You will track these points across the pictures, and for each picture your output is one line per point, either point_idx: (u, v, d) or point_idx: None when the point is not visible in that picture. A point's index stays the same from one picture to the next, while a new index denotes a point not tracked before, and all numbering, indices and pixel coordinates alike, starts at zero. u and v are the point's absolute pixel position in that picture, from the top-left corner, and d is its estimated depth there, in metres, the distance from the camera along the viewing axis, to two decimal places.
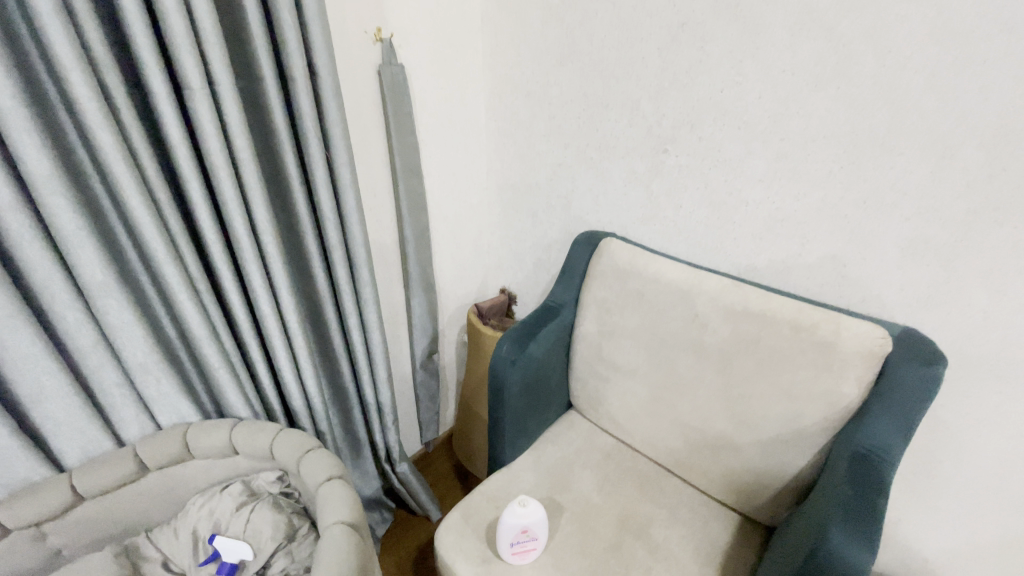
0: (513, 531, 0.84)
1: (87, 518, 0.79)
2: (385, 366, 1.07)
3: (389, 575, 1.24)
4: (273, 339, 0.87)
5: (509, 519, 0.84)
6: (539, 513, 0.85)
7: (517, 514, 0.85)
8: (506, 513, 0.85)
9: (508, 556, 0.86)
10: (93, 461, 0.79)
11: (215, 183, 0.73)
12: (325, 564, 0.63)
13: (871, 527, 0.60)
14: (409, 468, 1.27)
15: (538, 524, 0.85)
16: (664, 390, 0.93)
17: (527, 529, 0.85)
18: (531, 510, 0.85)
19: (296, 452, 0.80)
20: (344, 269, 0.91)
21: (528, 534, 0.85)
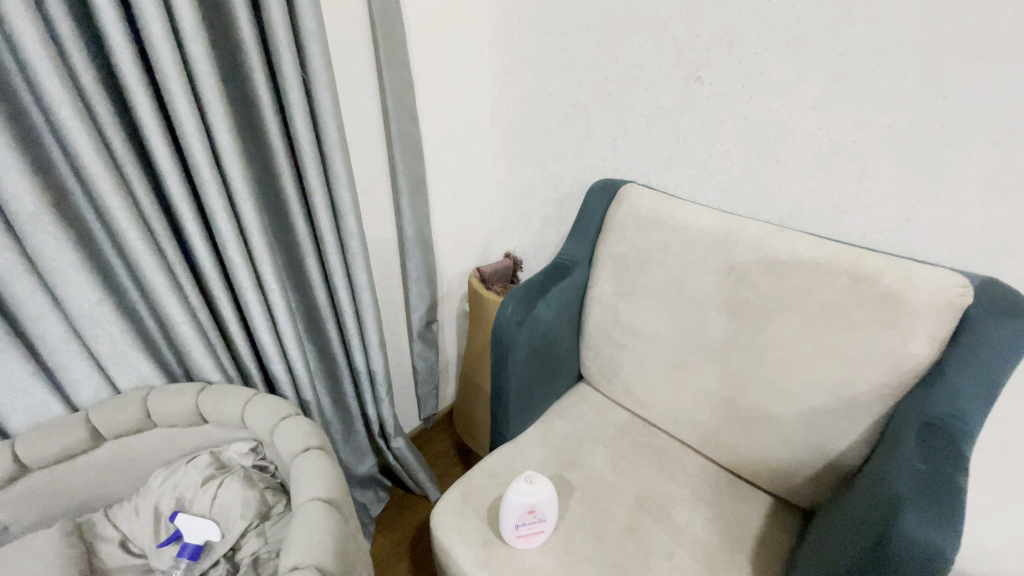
0: (520, 512, 0.74)
1: (33, 491, 0.70)
2: (377, 330, 0.96)
3: (383, 558, 1.16)
4: (245, 293, 0.76)
5: (515, 499, 0.74)
6: (548, 492, 0.75)
7: (524, 493, 0.75)
8: (511, 492, 0.75)
9: (513, 539, 0.77)
10: (41, 427, 0.69)
11: (167, 100, 0.61)
12: (298, 547, 0.53)
13: (953, 509, 0.49)
14: (405, 444, 1.17)
15: (547, 503, 0.75)
16: (689, 356, 0.83)
17: (535, 510, 0.75)
18: (539, 488, 0.75)
19: (271, 419, 0.69)
20: (328, 216, 0.80)
21: (536, 516, 0.76)
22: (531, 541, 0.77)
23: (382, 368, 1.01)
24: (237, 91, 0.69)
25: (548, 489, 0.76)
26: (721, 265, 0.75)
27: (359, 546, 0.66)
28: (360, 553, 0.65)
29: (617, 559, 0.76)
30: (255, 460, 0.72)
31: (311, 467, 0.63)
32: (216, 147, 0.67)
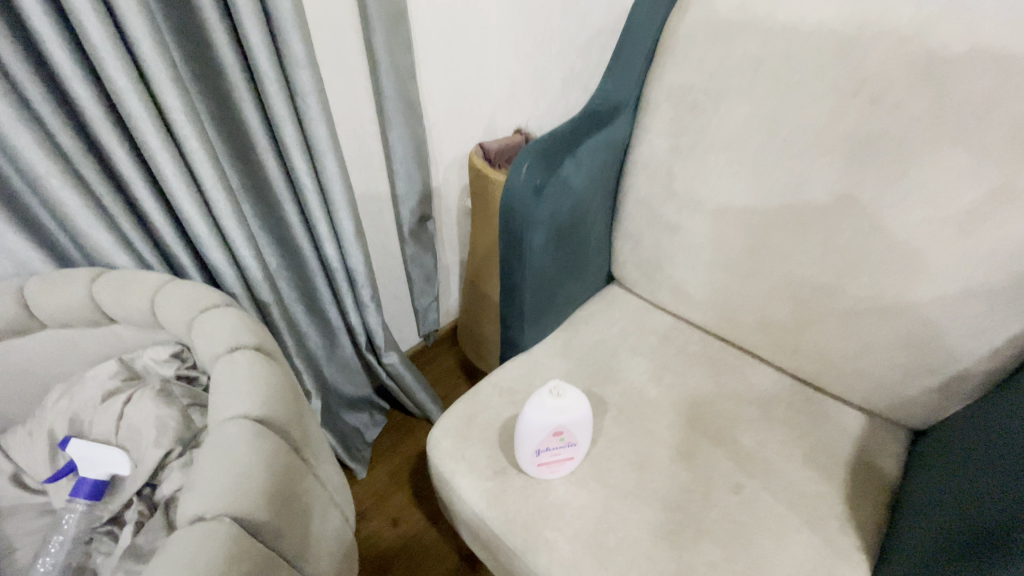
0: (544, 435, 0.56)
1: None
2: (352, 213, 0.74)
3: (381, 487, 1.02)
4: (148, 139, 0.54)
5: (537, 417, 0.55)
6: (581, 407, 0.57)
7: (550, 410, 0.56)
8: (531, 409, 0.56)
9: (532, 468, 0.59)
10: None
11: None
12: (206, 495, 0.35)
13: None
14: (400, 361, 0.97)
15: (579, 423, 0.57)
16: (774, 229, 0.60)
17: (564, 432, 0.56)
18: (569, 404, 0.56)
19: (188, 313, 0.49)
20: (260, 29, 0.55)
21: (564, 440, 0.57)
22: (556, 470, 0.59)
23: (364, 265, 0.79)
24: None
25: (581, 405, 0.57)
26: (848, 81, 0.52)
27: (318, 489, 0.47)
28: (318, 501, 0.46)
29: (669, 494, 0.58)
30: (178, 369, 0.52)
31: (237, 373, 0.42)
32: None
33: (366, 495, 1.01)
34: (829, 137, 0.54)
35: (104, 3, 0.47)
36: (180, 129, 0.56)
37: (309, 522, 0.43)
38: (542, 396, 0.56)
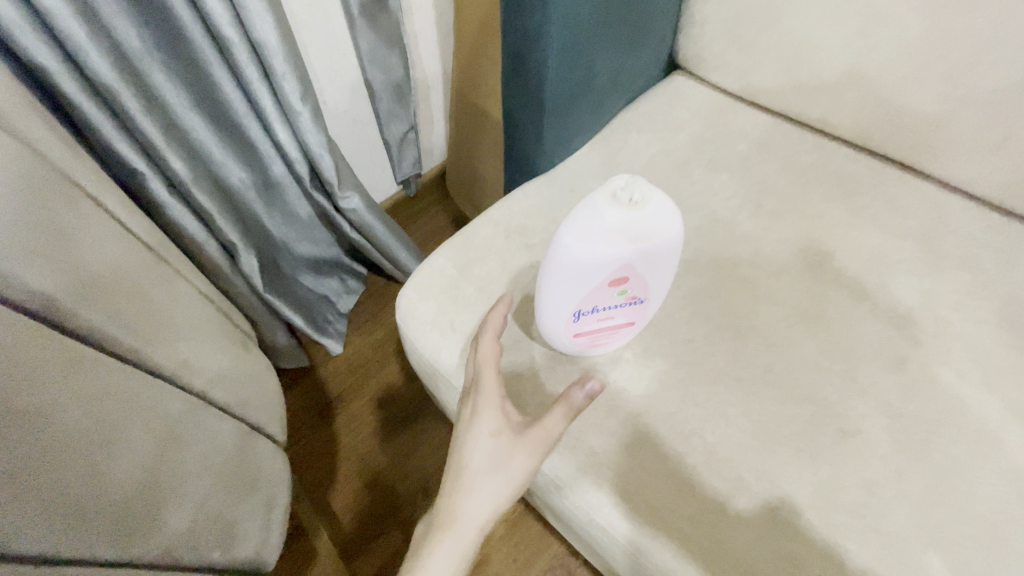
0: (593, 276, 0.30)
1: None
2: None
3: (364, 364, 0.82)
4: None
5: (590, 245, 0.29)
6: (673, 235, 0.29)
7: (618, 235, 0.28)
8: (579, 228, 0.29)
9: (555, 335, 0.35)
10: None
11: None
12: None
13: None
14: (364, 205, 0.69)
15: (661, 262, 0.31)
16: None
17: (629, 275, 0.31)
18: (656, 224, 0.29)
19: None
20: None
21: (624, 289, 0.32)
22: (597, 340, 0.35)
23: (277, 34, 0.48)
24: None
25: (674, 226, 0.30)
26: None
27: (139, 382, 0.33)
28: (139, 404, 0.32)
29: (790, 376, 0.36)
30: None
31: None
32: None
33: (345, 374, 0.81)
34: None
35: None
36: None
37: (112, 445, 0.29)
38: (606, 206, 0.28)
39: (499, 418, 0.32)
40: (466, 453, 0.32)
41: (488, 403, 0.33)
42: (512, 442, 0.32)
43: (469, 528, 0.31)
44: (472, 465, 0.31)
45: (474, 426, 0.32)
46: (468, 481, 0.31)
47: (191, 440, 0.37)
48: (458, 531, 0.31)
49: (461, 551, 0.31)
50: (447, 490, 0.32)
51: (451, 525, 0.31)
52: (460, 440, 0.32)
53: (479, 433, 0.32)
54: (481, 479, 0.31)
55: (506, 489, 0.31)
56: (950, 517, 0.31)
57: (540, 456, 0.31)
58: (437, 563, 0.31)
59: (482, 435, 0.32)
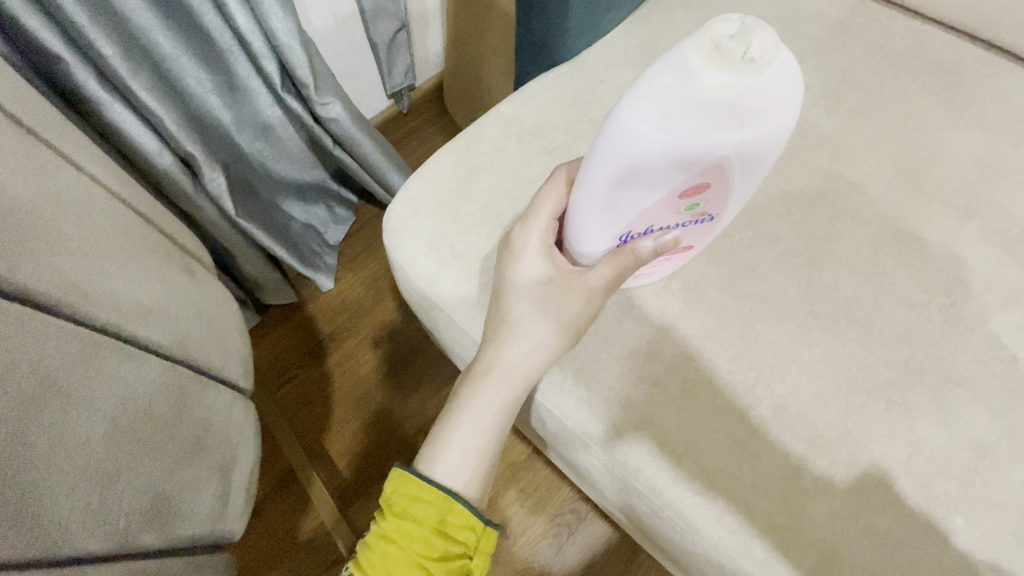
0: (658, 176, 0.22)
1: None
2: None
3: (357, 297, 0.75)
4: None
5: (670, 127, 0.20)
6: (788, 119, 0.21)
7: (709, 115, 0.20)
8: (657, 103, 0.20)
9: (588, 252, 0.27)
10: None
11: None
12: None
13: None
14: (348, 112, 0.59)
15: (758, 162, 0.22)
16: None
17: (713, 178, 0.23)
18: (772, 101, 0.20)
19: None
20: None
21: (692, 197, 0.24)
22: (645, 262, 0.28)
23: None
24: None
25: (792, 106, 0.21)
26: None
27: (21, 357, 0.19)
28: (57, 386, 0.20)
29: (880, 313, 0.29)
30: None
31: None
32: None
33: (336, 307, 0.75)
34: None
35: None
36: None
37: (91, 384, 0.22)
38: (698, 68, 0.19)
39: (548, 256, 0.27)
40: (508, 293, 0.27)
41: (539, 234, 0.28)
42: (562, 281, 0.27)
43: (509, 380, 0.27)
44: (514, 308, 0.27)
45: (519, 261, 0.27)
46: (509, 326, 0.27)
47: (137, 427, 0.24)
48: (498, 379, 0.27)
49: (500, 403, 0.28)
50: (488, 335, 0.28)
51: (491, 373, 0.28)
52: (501, 281, 0.28)
53: (523, 271, 0.27)
54: (524, 322, 0.27)
55: (550, 339, 0.27)
56: None
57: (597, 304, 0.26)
58: (473, 413, 0.28)
59: (527, 272, 0.27)
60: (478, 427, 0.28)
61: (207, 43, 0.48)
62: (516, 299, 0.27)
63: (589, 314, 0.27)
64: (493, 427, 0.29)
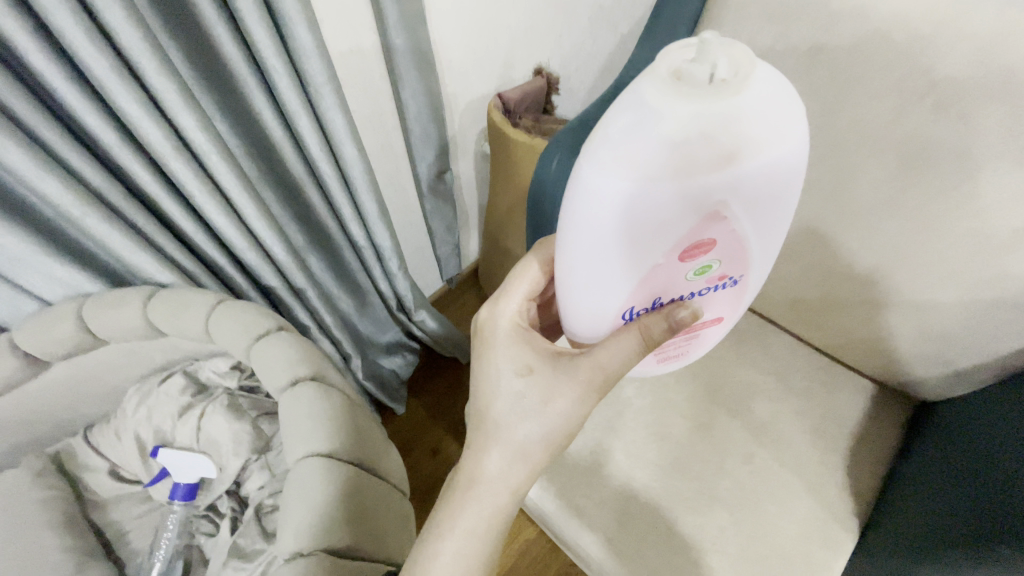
0: (673, 205, 0.34)
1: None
2: (375, 197, 0.73)
3: (421, 420, 1.12)
4: (173, 164, 0.53)
5: (668, 166, 0.33)
6: (751, 156, 0.33)
7: (698, 143, 0.32)
8: (655, 148, 0.33)
9: (614, 308, 0.42)
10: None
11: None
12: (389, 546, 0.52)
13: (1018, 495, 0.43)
14: (430, 315, 1.02)
15: (751, 184, 0.35)
16: (811, 218, 0.62)
17: (711, 205, 0.35)
18: (738, 130, 0.32)
19: (245, 340, 0.53)
20: (262, 28, 0.50)
21: (707, 225, 0.36)
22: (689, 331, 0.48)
23: (325, 74, 0.58)
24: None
25: (785, 129, 0.34)
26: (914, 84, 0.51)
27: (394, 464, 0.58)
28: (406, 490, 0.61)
29: (687, 464, 0.65)
30: (242, 378, 0.56)
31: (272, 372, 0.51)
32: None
33: (407, 427, 1.11)
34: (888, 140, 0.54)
35: (115, 48, 0.46)
36: (199, 148, 0.55)
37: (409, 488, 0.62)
38: (679, 94, 0.32)
39: (524, 347, 0.45)
40: (492, 400, 0.45)
41: (514, 337, 0.46)
42: (540, 377, 0.44)
43: (490, 486, 0.45)
44: (496, 408, 0.45)
45: (499, 368, 0.45)
46: (494, 433, 0.45)
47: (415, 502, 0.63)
48: (481, 492, 0.45)
49: (484, 496, 0.45)
50: (475, 448, 0.45)
51: (475, 487, 0.45)
52: (486, 413, 0.45)
53: (504, 376, 0.45)
54: (506, 431, 0.44)
55: (530, 427, 0.44)
56: (764, 547, 0.59)
57: (572, 393, 0.42)
58: (461, 524, 0.45)
59: (508, 375, 0.45)
60: (467, 516, 0.45)
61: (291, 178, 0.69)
62: (497, 400, 0.45)
63: (570, 411, 0.43)
64: (485, 511, 0.45)
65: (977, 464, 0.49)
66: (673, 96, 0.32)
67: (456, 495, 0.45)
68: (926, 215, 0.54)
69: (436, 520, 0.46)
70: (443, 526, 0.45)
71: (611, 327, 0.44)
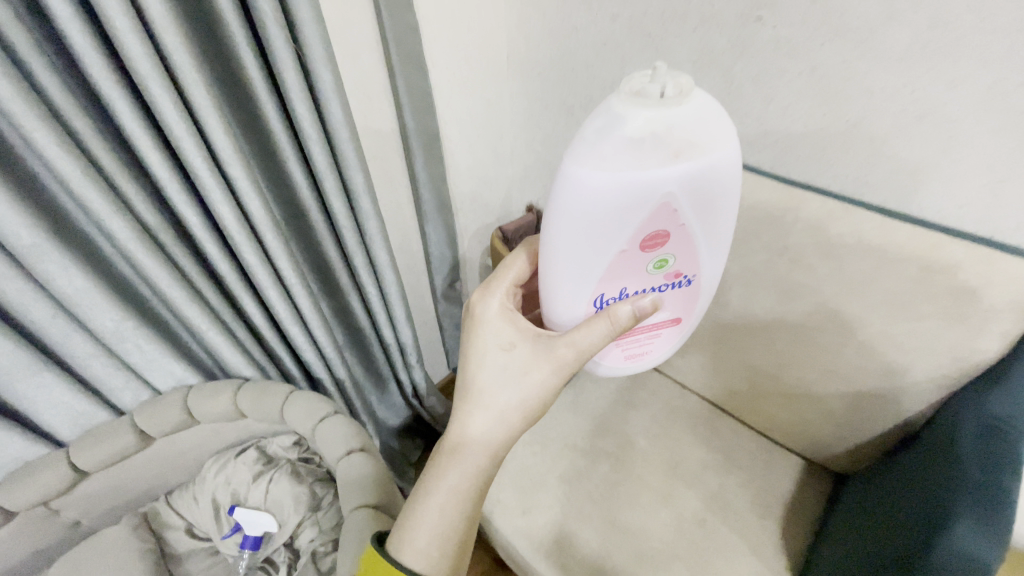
0: (636, 194, 0.48)
1: (83, 495, 0.72)
2: (402, 306, 0.96)
3: None
4: (267, 292, 0.75)
5: (632, 165, 0.46)
6: (693, 159, 0.47)
7: (654, 147, 0.46)
8: (622, 151, 0.46)
9: (592, 287, 0.55)
10: (36, 462, 0.68)
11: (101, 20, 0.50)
12: None
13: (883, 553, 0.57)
14: (438, 401, 1.21)
15: (694, 181, 0.48)
16: (728, 333, 0.80)
17: (664, 198, 0.48)
18: (682, 142, 0.46)
19: (309, 421, 0.71)
20: (340, 201, 0.76)
21: (659, 217, 0.50)
22: (651, 326, 0.60)
23: (352, 149, 0.73)
24: (215, 43, 0.60)
25: (718, 142, 0.47)
26: (775, 248, 0.68)
27: None
28: None
29: (651, 527, 0.80)
30: (300, 453, 0.74)
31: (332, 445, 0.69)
32: (191, 108, 0.59)
33: None
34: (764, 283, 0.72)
35: (248, 219, 0.70)
36: (286, 277, 0.77)
37: None
38: (642, 109, 0.45)
39: (510, 322, 0.57)
40: (481, 370, 0.56)
41: (502, 319, 0.57)
42: (523, 350, 0.56)
43: (475, 443, 0.55)
44: (483, 378, 0.56)
45: (487, 346, 0.57)
46: (481, 396, 0.55)
47: None
48: (466, 451, 0.54)
49: (469, 454, 0.54)
50: (465, 413, 0.56)
51: (463, 445, 0.55)
52: (476, 379, 0.56)
53: (491, 351, 0.56)
54: (491, 394, 0.55)
55: (510, 393, 0.55)
56: None
57: (547, 365, 0.54)
58: (448, 482, 0.54)
59: (495, 351, 0.56)
60: (453, 471, 0.54)
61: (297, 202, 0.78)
62: (484, 372, 0.56)
63: (546, 379, 0.55)
64: (470, 468, 0.54)
65: (867, 537, 0.63)
66: (637, 106, 0.45)
67: (446, 455, 0.55)
68: (806, 337, 0.71)
69: (425, 477, 0.55)
70: (432, 482, 0.54)
71: (587, 308, 0.56)
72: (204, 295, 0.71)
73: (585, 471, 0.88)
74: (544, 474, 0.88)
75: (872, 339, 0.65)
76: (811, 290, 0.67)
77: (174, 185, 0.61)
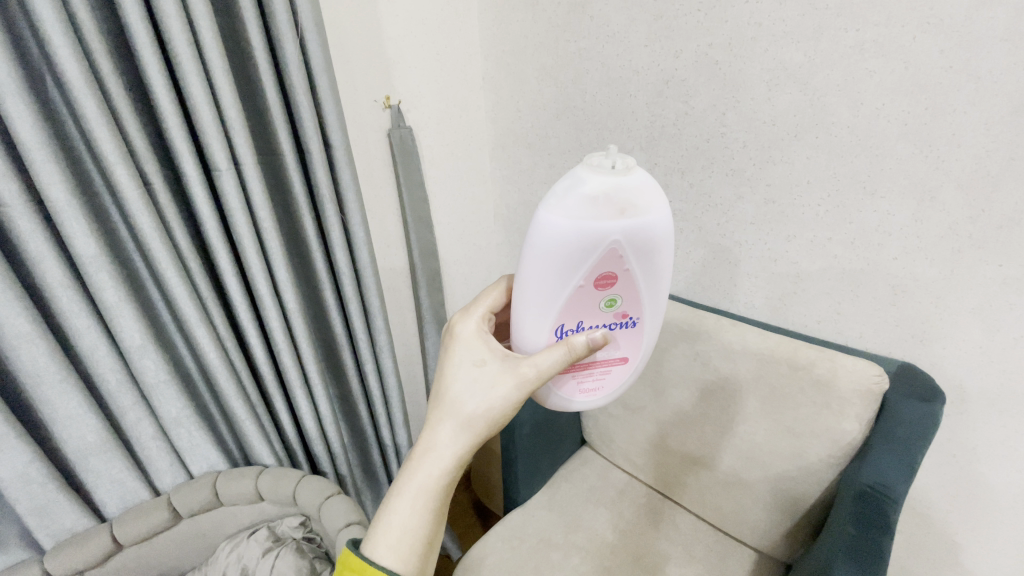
0: (590, 241, 0.53)
1: (114, 565, 0.85)
2: (401, 409, 1.13)
3: None
4: (294, 389, 0.94)
5: (586, 215, 0.52)
6: (638, 215, 0.52)
7: (605, 201, 0.52)
8: (578, 202, 0.52)
9: (550, 323, 0.58)
10: (86, 532, 0.81)
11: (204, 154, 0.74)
12: None
13: None
14: None
15: (640, 236, 0.53)
16: (671, 425, 0.97)
17: (613, 247, 0.53)
18: (630, 199, 0.52)
19: (318, 498, 0.85)
20: (360, 319, 0.99)
21: (610, 260, 0.54)
22: (602, 361, 0.62)
23: (368, 261, 0.95)
24: (287, 212, 0.90)
25: (660, 206, 0.53)
26: (689, 354, 0.91)
27: None
28: None
29: None
30: (304, 533, 0.89)
31: (337, 515, 0.82)
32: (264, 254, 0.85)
33: None
34: (687, 380, 0.92)
35: (290, 330, 0.92)
36: (310, 377, 0.97)
37: None
38: (594, 173, 0.52)
39: (484, 341, 0.61)
40: (451, 382, 0.58)
41: (475, 336, 0.61)
42: (488, 367, 0.58)
43: (440, 454, 0.57)
44: (454, 389, 0.58)
45: (461, 359, 0.59)
46: (447, 405, 0.58)
47: None
48: (433, 456, 0.57)
49: (434, 460, 0.57)
50: (434, 420, 0.58)
51: (431, 452, 0.58)
52: (445, 391, 0.59)
53: (465, 364, 0.59)
54: (458, 406, 0.57)
55: (475, 403, 0.56)
56: None
57: (512, 380, 0.56)
58: (414, 485, 0.57)
59: (468, 364, 0.59)
60: (417, 479, 0.57)
61: (325, 310, 0.99)
62: (455, 382, 0.58)
63: (508, 399, 0.56)
64: (434, 475, 0.57)
65: None
66: (591, 173, 0.52)
67: (417, 457, 0.58)
68: (726, 424, 0.88)
69: (396, 484, 0.57)
70: (402, 485, 0.57)
71: (546, 339, 0.59)
72: (246, 392, 0.90)
73: (554, 562, 0.94)
74: (520, 565, 0.94)
75: (775, 425, 0.82)
76: (721, 384, 0.87)
77: (243, 303, 0.84)
